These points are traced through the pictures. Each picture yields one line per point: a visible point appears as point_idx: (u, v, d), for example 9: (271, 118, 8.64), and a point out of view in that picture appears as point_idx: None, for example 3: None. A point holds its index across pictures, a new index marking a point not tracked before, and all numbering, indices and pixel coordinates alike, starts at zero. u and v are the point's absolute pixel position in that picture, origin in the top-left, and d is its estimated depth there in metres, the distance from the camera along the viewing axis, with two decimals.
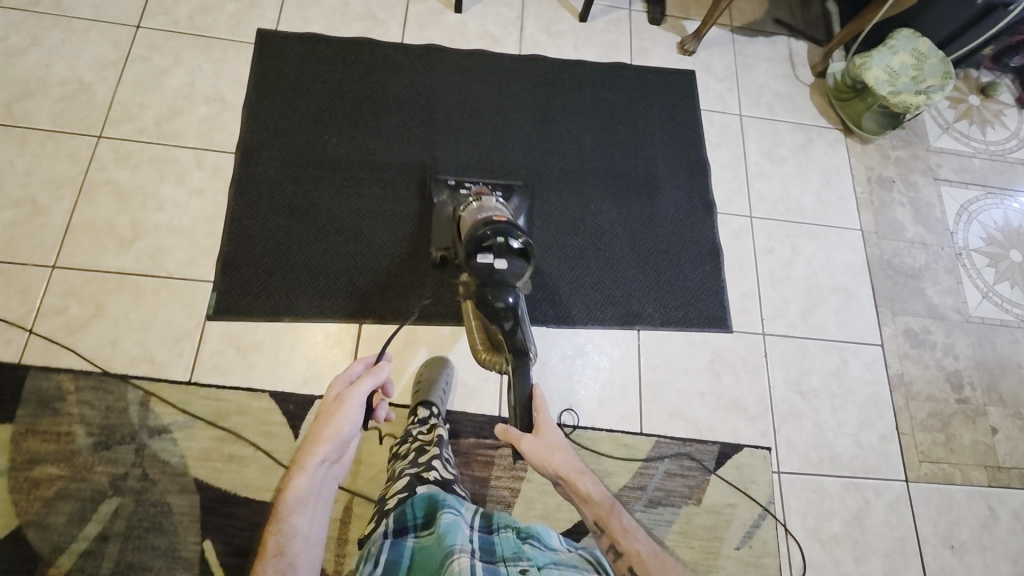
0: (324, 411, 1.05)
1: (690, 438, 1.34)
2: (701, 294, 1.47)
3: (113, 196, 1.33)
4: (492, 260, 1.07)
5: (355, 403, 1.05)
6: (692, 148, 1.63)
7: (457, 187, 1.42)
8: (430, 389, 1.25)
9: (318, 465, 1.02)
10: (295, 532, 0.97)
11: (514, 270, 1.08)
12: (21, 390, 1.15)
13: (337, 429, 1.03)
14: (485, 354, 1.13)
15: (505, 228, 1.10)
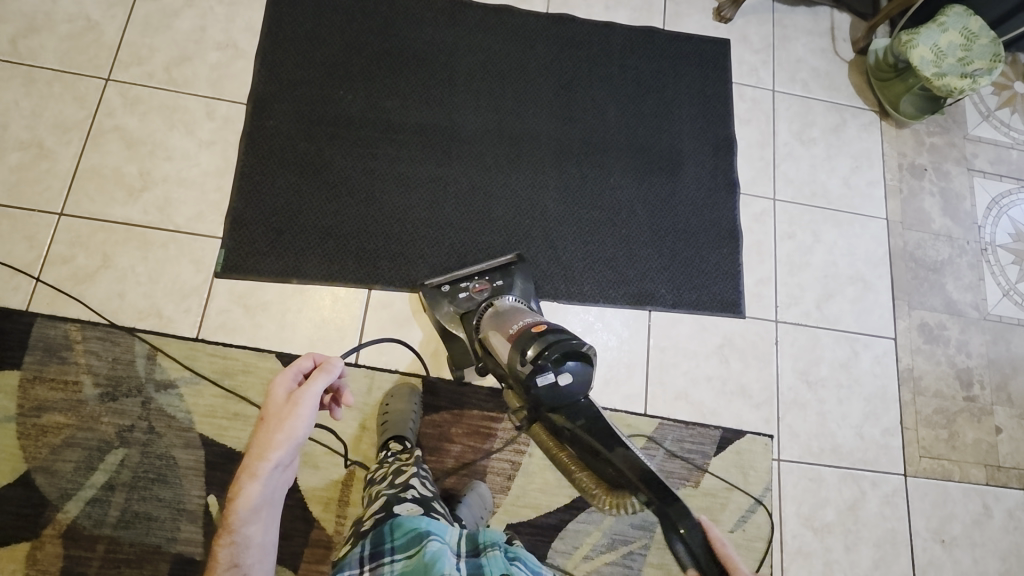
0: (273, 412, 0.84)
1: (693, 421, 1.34)
2: (716, 277, 1.45)
3: (121, 143, 1.29)
4: (553, 378, 0.86)
5: (312, 400, 0.86)
6: (720, 123, 1.56)
7: (455, 288, 1.27)
8: (402, 404, 1.22)
9: (273, 470, 0.81)
10: (248, 543, 0.77)
11: (580, 377, 0.88)
12: (28, 337, 1.16)
13: (293, 428, 0.82)
14: (603, 507, 0.74)
15: (549, 339, 0.91)
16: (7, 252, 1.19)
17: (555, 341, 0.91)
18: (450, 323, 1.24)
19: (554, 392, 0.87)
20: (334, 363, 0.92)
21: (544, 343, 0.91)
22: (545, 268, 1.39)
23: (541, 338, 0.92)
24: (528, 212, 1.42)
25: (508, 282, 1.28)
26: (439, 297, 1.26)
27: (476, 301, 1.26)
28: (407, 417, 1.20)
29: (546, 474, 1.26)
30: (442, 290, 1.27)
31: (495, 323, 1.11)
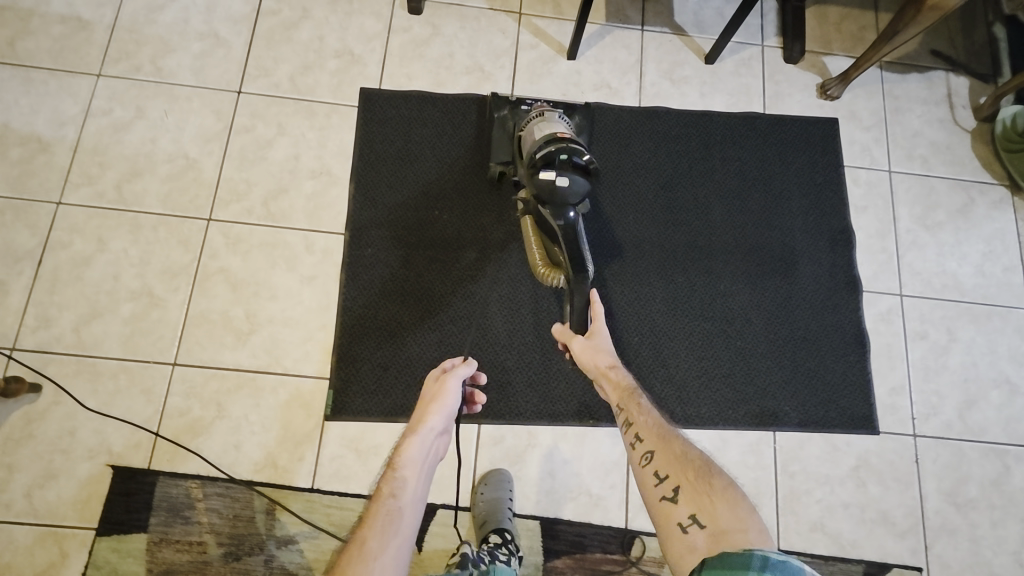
0: (430, 389, 1.05)
1: (832, 556, 1.23)
2: (844, 390, 1.33)
3: (226, 285, 1.28)
4: (554, 176, 1.09)
5: (460, 380, 1.06)
6: (835, 214, 1.45)
7: (518, 105, 1.37)
8: (496, 492, 1.20)
9: (428, 435, 0.98)
10: (403, 486, 0.90)
11: (577, 187, 1.09)
12: (152, 497, 1.15)
13: (444, 403, 1.01)
14: (545, 269, 1.16)
15: (568, 147, 1.13)
16: (126, 408, 1.20)
17: (569, 150, 1.12)
18: (506, 124, 1.36)
19: (553, 186, 1.09)
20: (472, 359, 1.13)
21: (560, 146, 1.13)
22: (658, 389, 1.31)
23: (560, 144, 1.14)
24: (636, 327, 1.34)
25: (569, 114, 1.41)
26: (505, 105, 1.38)
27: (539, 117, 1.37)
28: (501, 505, 1.19)
29: None
30: (509, 103, 1.38)
31: (533, 123, 1.28)
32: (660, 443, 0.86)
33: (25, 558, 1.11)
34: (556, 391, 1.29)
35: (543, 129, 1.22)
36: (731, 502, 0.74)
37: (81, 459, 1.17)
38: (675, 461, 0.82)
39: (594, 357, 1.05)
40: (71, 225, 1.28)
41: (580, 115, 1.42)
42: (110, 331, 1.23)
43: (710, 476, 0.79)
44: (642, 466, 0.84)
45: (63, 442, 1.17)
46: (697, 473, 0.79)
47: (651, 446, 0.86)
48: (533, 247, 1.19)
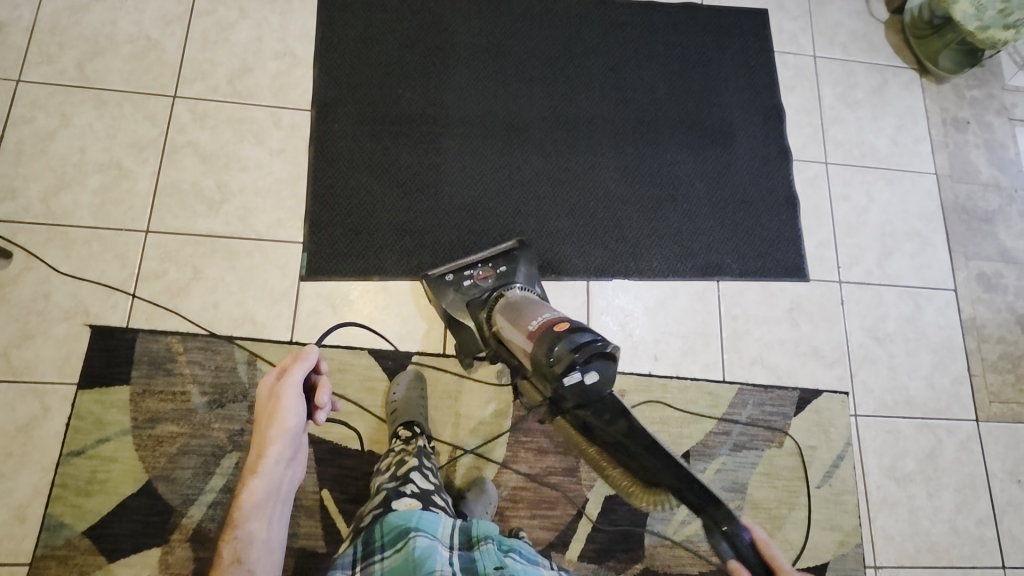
0: (263, 410, 1.00)
1: (771, 384, 1.38)
2: (779, 243, 1.48)
3: (195, 157, 1.32)
4: (581, 377, 0.90)
5: (297, 399, 1.00)
6: (767, 93, 1.58)
7: (460, 277, 1.25)
8: (407, 387, 1.23)
9: (273, 467, 1.01)
10: (252, 538, 1.00)
11: (606, 374, 0.92)
12: (133, 352, 1.19)
13: (281, 426, 1.00)
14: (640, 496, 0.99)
15: (570, 336, 0.91)
16: (101, 272, 1.22)
17: (577, 339, 0.91)
18: (456, 313, 1.23)
19: (584, 389, 0.90)
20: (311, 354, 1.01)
21: (569, 343, 0.90)
22: (613, 247, 1.41)
23: (560, 336, 0.91)
24: (591, 194, 1.44)
25: (513, 268, 1.27)
26: (445, 286, 1.24)
27: (482, 288, 1.24)
28: (411, 397, 1.22)
29: None
30: (447, 278, 1.25)
31: (505, 313, 1.11)
32: None
33: (7, 413, 1.13)
34: None
35: (534, 322, 1.00)
36: None
37: (57, 320, 1.19)
38: None
39: None
40: (32, 102, 1.29)
41: (522, 262, 1.28)
42: (79, 201, 1.25)
43: None
44: None
45: (37, 305, 1.19)
46: None
47: None
48: (616, 475, 1.00)
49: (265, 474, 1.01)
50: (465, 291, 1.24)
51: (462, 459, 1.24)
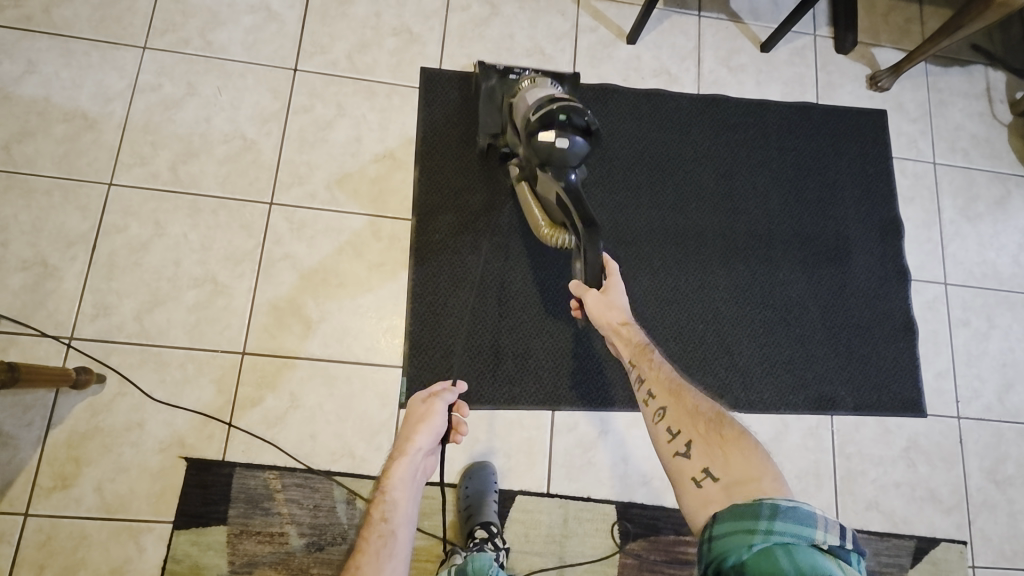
0: (410, 417, 1.02)
1: (886, 532, 1.30)
2: (896, 375, 1.39)
3: (293, 272, 1.25)
4: (555, 139, 1.12)
5: (446, 401, 1.02)
6: (885, 204, 1.49)
7: (507, 71, 1.33)
8: (482, 486, 1.18)
9: (416, 456, 0.99)
10: (395, 506, 0.96)
11: (577, 150, 1.14)
12: (229, 488, 1.13)
13: (428, 430, 0.99)
14: (548, 229, 1.18)
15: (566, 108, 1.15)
16: (196, 398, 1.16)
17: (569, 110, 1.14)
18: (494, 95, 1.32)
19: (555, 149, 1.12)
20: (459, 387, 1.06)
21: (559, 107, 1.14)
22: (723, 375, 1.33)
23: (560, 105, 1.15)
24: (701, 315, 1.36)
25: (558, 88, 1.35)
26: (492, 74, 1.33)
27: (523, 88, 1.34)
28: (487, 497, 1.18)
29: None
30: (497, 68, 1.34)
31: (525, 93, 1.25)
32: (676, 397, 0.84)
33: (101, 554, 1.08)
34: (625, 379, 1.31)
35: (537, 93, 1.22)
36: (743, 449, 0.70)
37: (152, 451, 1.13)
38: None
39: None
40: (125, 208, 1.22)
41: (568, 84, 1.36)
42: (174, 319, 1.19)
43: (724, 431, 0.75)
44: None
45: (131, 435, 1.13)
46: None
47: None
48: (536, 212, 1.22)
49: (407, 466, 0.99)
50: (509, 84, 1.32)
51: None
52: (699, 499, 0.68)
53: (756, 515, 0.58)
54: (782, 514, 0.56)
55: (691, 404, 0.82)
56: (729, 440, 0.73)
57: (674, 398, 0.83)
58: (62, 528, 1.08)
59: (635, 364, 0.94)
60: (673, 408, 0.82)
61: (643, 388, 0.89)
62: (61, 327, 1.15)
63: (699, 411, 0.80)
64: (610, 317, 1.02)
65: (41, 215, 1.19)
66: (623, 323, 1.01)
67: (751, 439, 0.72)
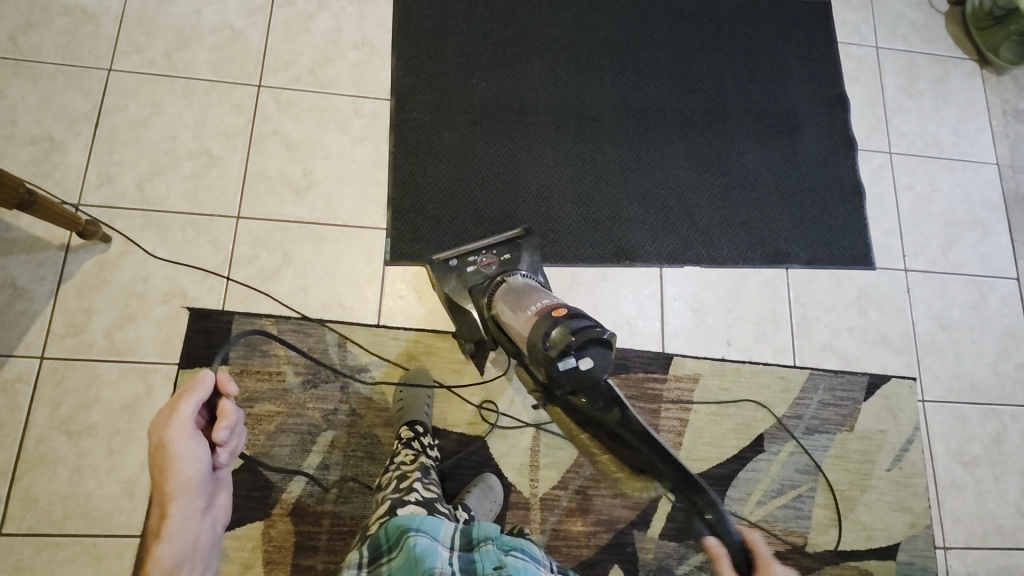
0: (155, 461, 0.95)
1: (841, 369, 1.40)
2: (846, 232, 1.49)
3: (282, 145, 1.35)
4: (575, 364, 0.93)
5: (190, 444, 0.95)
6: (832, 84, 1.60)
7: (463, 263, 1.24)
8: (415, 391, 1.22)
9: (183, 521, 1.01)
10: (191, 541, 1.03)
11: (601, 361, 0.94)
12: (228, 333, 1.23)
13: (181, 475, 0.97)
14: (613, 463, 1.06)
15: (570, 324, 0.94)
16: (196, 256, 1.26)
17: (575, 326, 0.94)
18: (461, 295, 1.22)
19: (576, 374, 0.94)
20: (201, 395, 0.94)
21: (566, 326, 0.94)
22: (685, 235, 1.44)
23: (557, 326, 0.94)
24: (662, 182, 1.47)
25: (516, 255, 1.26)
26: (449, 273, 1.23)
27: (486, 274, 1.24)
28: (420, 402, 1.21)
29: (713, 429, 1.33)
30: (451, 265, 1.24)
31: (509, 297, 1.12)
32: None
33: (114, 391, 1.17)
34: (593, 242, 1.41)
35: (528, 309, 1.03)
36: None
37: (156, 302, 1.23)
38: None
39: None
40: (124, 90, 1.32)
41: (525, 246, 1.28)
42: (172, 187, 1.29)
43: None
44: None
45: (137, 288, 1.23)
46: None
47: None
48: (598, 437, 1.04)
49: (180, 519, 1.01)
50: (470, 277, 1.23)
51: (544, 440, 1.27)
52: None
53: None
54: None
55: None
56: None
57: None
58: (77, 369, 1.17)
59: None
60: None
61: None
62: (70, 195, 1.25)
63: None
64: None
65: (46, 98, 1.29)
66: None
67: None
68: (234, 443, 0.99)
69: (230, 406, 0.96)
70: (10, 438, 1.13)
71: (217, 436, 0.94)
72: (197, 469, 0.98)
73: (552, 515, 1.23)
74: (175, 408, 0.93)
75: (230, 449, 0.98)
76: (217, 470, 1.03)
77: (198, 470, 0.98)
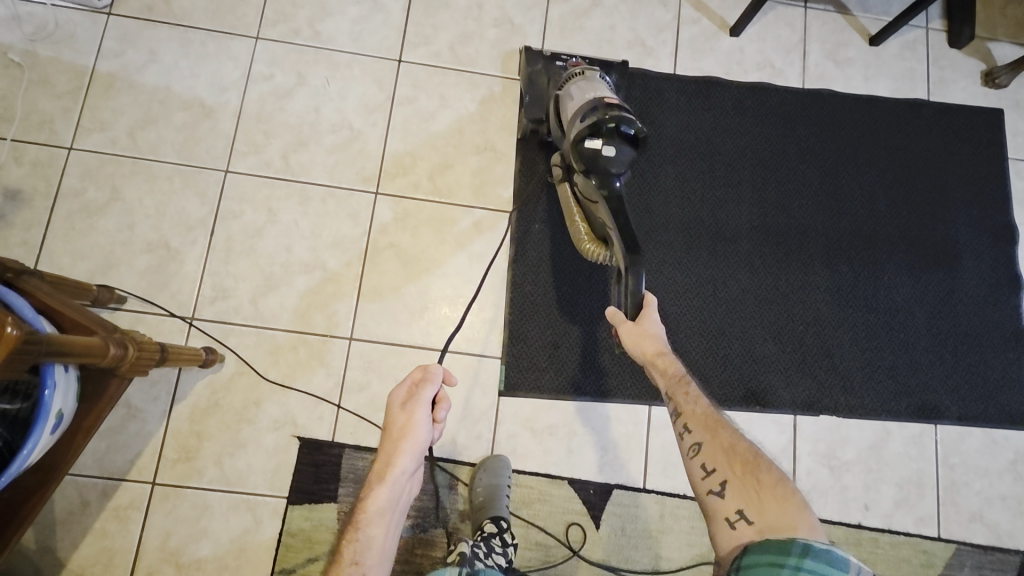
0: (393, 423, 0.98)
1: (991, 546, 1.26)
2: (1006, 386, 1.33)
3: (397, 260, 1.27)
4: (600, 145, 1.10)
5: (426, 408, 0.99)
6: (999, 207, 1.42)
7: (557, 58, 1.33)
8: (494, 479, 1.16)
9: (399, 477, 0.97)
10: (369, 544, 0.93)
11: (622, 159, 1.11)
12: (338, 468, 1.17)
13: (415, 439, 0.97)
14: (591, 244, 1.14)
15: (617, 116, 1.12)
16: (308, 381, 1.21)
17: (617, 116, 1.12)
18: (539, 79, 1.31)
19: (599, 155, 1.10)
20: (437, 376, 1.00)
21: (607, 113, 1.12)
22: (822, 379, 1.30)
23: (612, 110, 1.13)
24: (800, 315, 1.32)
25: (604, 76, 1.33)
26: (538, 61, 1.32)
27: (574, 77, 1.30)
28: (500, 490, 1.16)
29: None
30: (544, 55, 1.33)
31: (576, 84, 1.24)
32: (708, 432, 0.87)
33: (222, 525, 1.14)
34: (719, 379, 1.29)
35: (589, 92, 1.19)
36: (781, 499, 0.77)
37: (266, 429, 1.18)
38: (723, 454, 0.83)
39: (645, 341, 0.97)
40: (240, 195, 1.26)
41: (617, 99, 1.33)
42: (286, 303, 1.23)
43: (758, 473, 0.81)
44: (700, 479, 0.84)
45: (248, 413, 1.18)
46: (741, 473, 0.81)
47: (699, 438, 0.87)
48: (579, 222, 1.18)
49: (392, 480, 0.97)
50: (555, 71, 1.32)
51: None
52: (732, 535, 0.76)
53: (785, 551, 0.69)
54: (812, 553, 0.68)
55: (727, 442, 0.85)
56: (767, 487, 0.79)
57: (711, 434, 0.86)
58: (186, 499, 1.14)
59: (670, 397, 0.93)
60: (709, 446, 0.85)
61: (680, 420, 0.90)
62: (184, 308, 1.21)
63: (737, 451, 0.84)
64: (646, 348, 0.97)
65: (163, 200, 1.25)
66: (658, 352, 0.97)
67: (789, 489, 0.78)
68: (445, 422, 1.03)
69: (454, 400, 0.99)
70: (120, 569, 1.11)
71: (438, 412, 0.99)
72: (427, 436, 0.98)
73: None
74: (420, 391, 0.99)
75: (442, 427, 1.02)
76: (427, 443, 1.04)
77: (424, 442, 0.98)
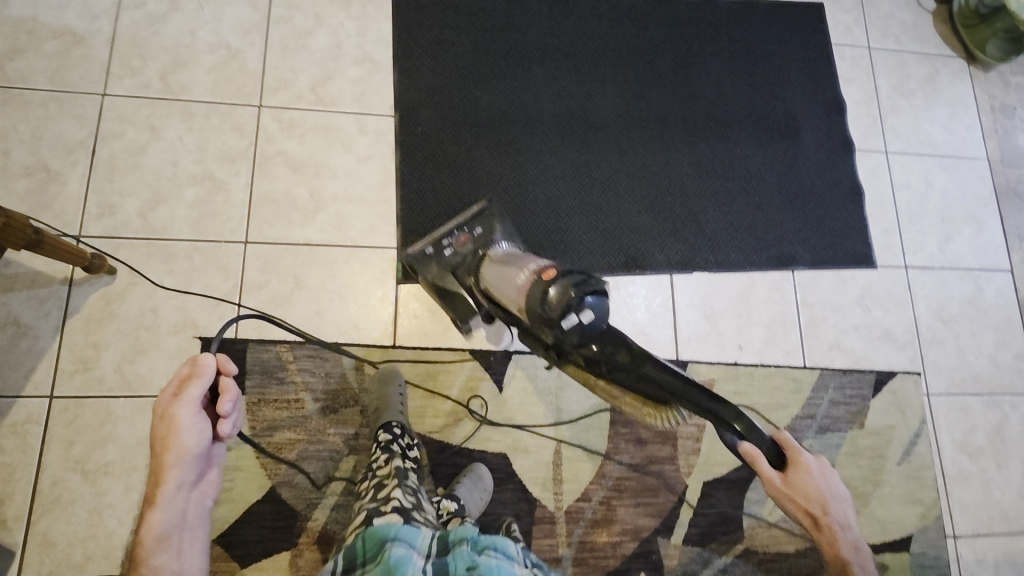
0: (159, 430, 0.96)
1: (849, 368, 1.44)
2: (848, 233, 1.52)
3: (286, 166, 1.32)
4: (577, 318, 0.91)
5: (191, 411, 0.96)
6: (827, 85, 1.62)
7: (438, 248, 1.24)
8: (386, 388, 1.21)
9: (175, 492, 1.00)
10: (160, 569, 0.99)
11: (599, 311, 0.92)
12: (244, 363, 1.21)
13: (181, 444, 0.97)
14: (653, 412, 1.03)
15: (562, 278, 0.93)
16: (205, 285, 1.24)
17: (568, 281, 0.93)
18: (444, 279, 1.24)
19: (582, 329, 0.92)
20: (205, 370, 0.96)
21: (554, 286, 0.93)
22: (692, 241, 1.45)
23: (551, 280, 0.94)
24: (668, 189, 1.47)
25: (487, 228, 1.28)
26: (427, 261, 1.24)
27: (464, 252, 1.25)
28: (392, 398, 1.20)
29: None
30: (426, 253, 1.25)
31: (492, 271, 1.13)
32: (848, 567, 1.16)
33: (128, 428, 1.15)
34: (601, 250, 1.41)
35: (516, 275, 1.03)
36: None
37: (166, 333, 1.20)
38: None
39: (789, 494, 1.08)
40: (120, 116, 1.28)
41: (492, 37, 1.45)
42: (177, 214, 1.26)
43: None
44: None
45: (146, 319, 1.20)
46: None
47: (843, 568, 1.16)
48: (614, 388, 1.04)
49: (170, 489, 1.00)
50: (449, 259, 1.24)
51: (567, 453, 1.28)
52: None
53: None
54: None
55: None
56: None
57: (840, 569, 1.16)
58: (87, 407, 1.14)
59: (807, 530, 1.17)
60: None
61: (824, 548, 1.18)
62: (69, 227, 1.21)
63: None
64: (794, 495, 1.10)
65: (38, 126, 1.25)
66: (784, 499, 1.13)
67: None
68: (237, 416, 0.98)
69: (231, 381, 0.97)
70: (22, 482, 1.10)
71: (219, 408, 0.94)
72: (199, 440, 0.98)
73: (577, 528, 1.24)
74: (183, 389, 0.95)
75: (232, 421, 0.97)
76: (213, 448, 1.04)
77: (197, 443, 0.98)
